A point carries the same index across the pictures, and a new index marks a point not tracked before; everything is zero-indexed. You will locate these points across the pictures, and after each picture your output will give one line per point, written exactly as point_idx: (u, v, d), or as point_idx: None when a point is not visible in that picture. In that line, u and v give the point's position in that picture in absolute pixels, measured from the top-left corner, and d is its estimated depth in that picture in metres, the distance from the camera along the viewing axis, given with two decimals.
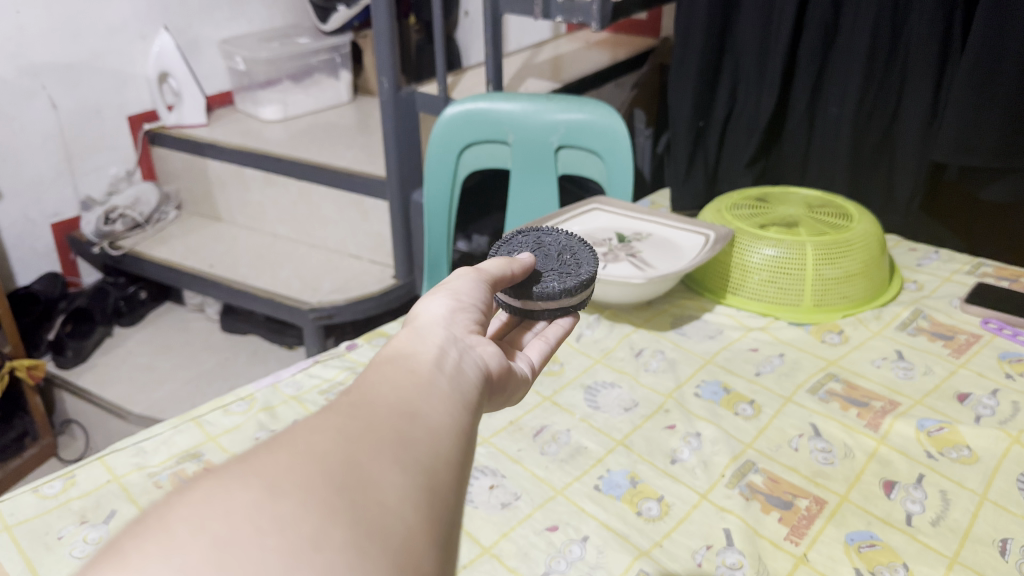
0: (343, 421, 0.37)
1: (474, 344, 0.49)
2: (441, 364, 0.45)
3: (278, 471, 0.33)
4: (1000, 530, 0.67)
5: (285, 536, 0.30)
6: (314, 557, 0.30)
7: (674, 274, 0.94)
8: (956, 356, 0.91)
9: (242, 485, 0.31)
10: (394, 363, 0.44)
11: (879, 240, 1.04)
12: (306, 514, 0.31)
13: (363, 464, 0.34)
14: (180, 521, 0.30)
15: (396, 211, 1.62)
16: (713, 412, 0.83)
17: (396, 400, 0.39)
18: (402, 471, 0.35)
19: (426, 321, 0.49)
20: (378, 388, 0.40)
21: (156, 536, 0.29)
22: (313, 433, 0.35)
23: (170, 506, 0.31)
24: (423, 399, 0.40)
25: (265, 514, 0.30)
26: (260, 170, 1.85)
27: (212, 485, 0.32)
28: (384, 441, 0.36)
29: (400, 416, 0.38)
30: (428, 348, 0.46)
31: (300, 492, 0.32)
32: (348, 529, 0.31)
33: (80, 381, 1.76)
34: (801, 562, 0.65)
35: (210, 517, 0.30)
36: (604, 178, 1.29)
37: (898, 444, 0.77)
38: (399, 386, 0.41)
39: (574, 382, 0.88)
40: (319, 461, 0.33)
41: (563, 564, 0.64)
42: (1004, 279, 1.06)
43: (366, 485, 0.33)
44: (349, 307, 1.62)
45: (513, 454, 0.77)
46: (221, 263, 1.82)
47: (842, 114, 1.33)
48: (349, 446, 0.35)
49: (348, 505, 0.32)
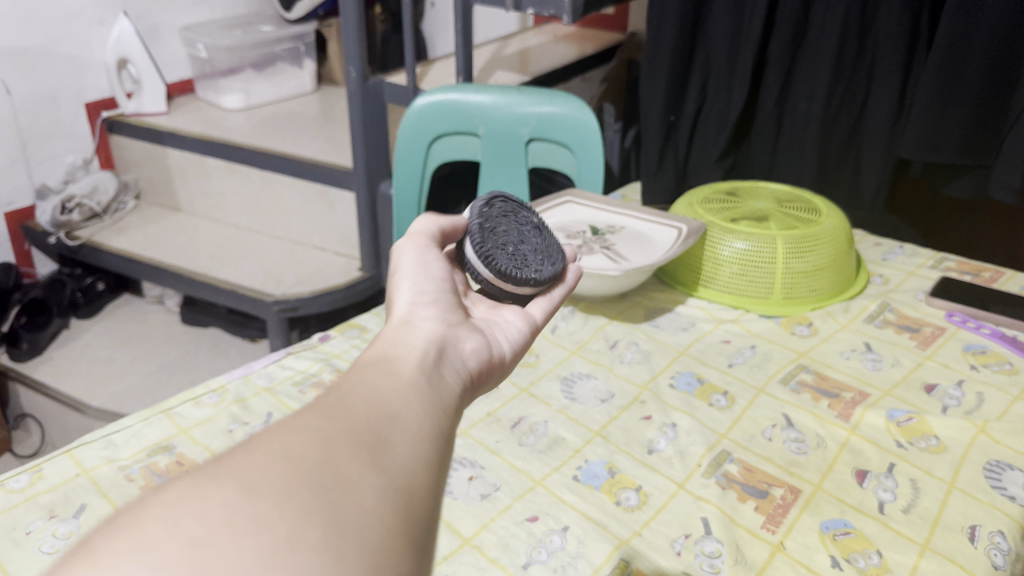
0: (317, 423, 0.36)
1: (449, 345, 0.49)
2: (421, 370, 0.45)
3: (254, 472, 0.32)
4: (969, 517, 0.68)
5: (256, 534, 0.29)
6: (287, 552, 0.29)
7: (648, 266, 0.95)
8: (922, 348, 0.93)
9: (218, 486, 0.31)
10: (373, 370, 0.44)
11: (846, 234, 1.06)
12: (278, 513, 0.30)
13: (340, 465, 0.34)
14: (156, 518, 0.29)
15: (363, 203, 1.60)
16: (688, 403, 0.84)
17: (374, 410, 0.39)
18: (377, 473, 0.35)
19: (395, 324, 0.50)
20: (350, 395, 0.40)
21: (132, 532, 0.28)
22: (290, 433, 0.35)
23: (148, 503, 0.30)
24: (398, 406, 0.40)
25: (241, 513, 0.30)
26: (222, 159, 1.82)
27: (187, 484, 0.31)
28: (362, 444, 0.36)
29: (378, 423, 0.38)
30: (406, 351, 0.46)
31: (274, 490, 0.31)
32: (320, 525, 0.30)
33: (36, 374, 1.71)
34: (777, 550, 0.65)
35: (185, 517, 0.29)
36: (575, 171, 1.30)
37: (869, 434, 0.79)
38: (379, 390, 0.41)
39: (550, 374, 0.88)
40: (294, 460, 0.33)
41: (544, 554, 0.64)
42: (967, 273, 1.09)
43: (343, 484, 0.33)
44: (315, 300, 1.60)
45: (491, 445, 0.77)
46: (181, 253, 1.78)
47: (810, 110, 1.35)
48: (326, 447, 0.34)
49: (324, 506, 0.31)
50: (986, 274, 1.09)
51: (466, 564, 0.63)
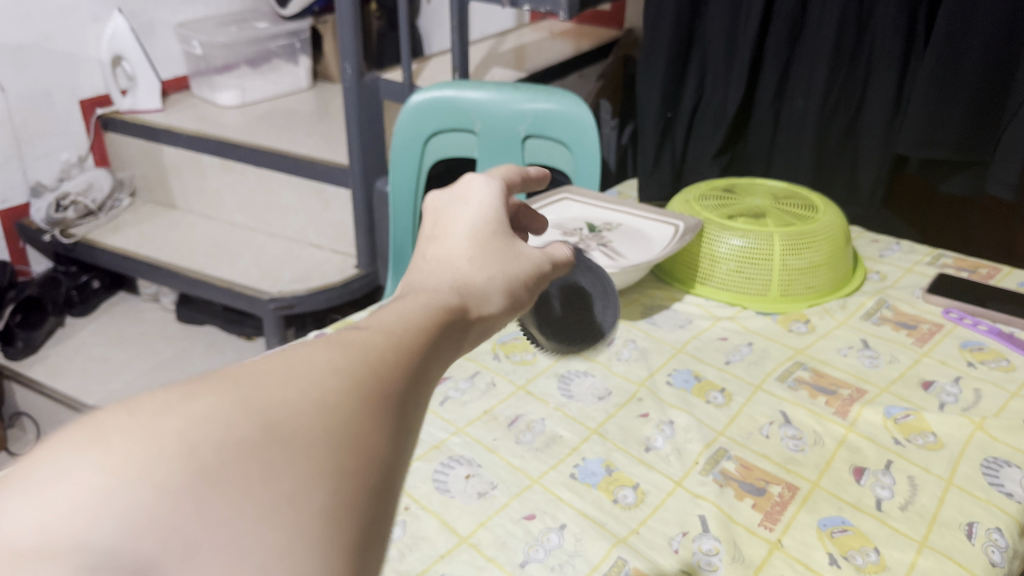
0: (363, 346, 0.32)
1: (528, 269, 0.44)
2: (487, 302, 0.40)
3: (277, 403, 0.28)
4: (966, 514, 0.68)
5: (262, 488, 0.25)
6: (286, 520, 0.25)
7: (645, 263, 0.95)
8: (919, 345, 0.93)
9: (239, 413, 0.27)
10: (439, 287, 0.39)
11: (843, 232, 1.06)
12: (291, 465, 0.26)
13: (362, 411, 0.29)
14: (174, 429, 0.25)
15: (359, 200, 1.60)
16: (685, 400, 0.84)
17: (432, 336, 0.35)
18: (408, 430, 0.30)
19: (473, 222, 0.45)
20: (405, 312, 0.35)
21: (145, 439, 0.25)
22: (320, 360, 0.30)
23: (170, 403, 0.26)
24: (450, 338, 0.36)
25: (258, 456, 0.26)
26: (217, 156, 1.82)
27: (215, 396, 0.27)
28: (403, 386, 0.31)
29: (426, 358, 0.33)
30: (480, 272, 0.41)
31: (296, 432, 0.27)
32: (329, 492, 0.26)
33: (31, 372, 1.71)
34: (775, 548, 0.65)
35: (204, 442, 0.25)
36: (572, 167, 1.30)
37: (866, 431, 0.79)
38: (416, 320, 0.36)
39: (547, 371, 0.88)
40: (329, 393, 0.29)
41: (541, 552, 0.64)
42: (964, 269, 1.09)
43: (368, 437, 0.28)
44: (311, 298, 1.59)
45: (488, 443, 0.77)
46: (177, 251, 1.78)
47: (807, 107, 1.35)
48: (353, 383, 0.30)
49: (337, 463, 0.27)
50: (983, 270, 1.09)
51: (463, 563, 0.63)
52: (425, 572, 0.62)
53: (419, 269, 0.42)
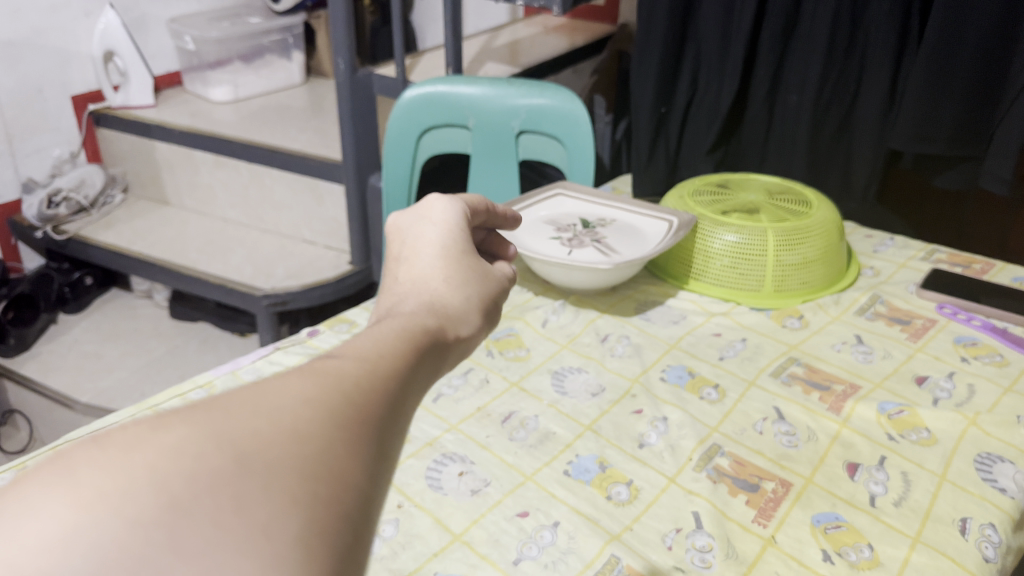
0: (339, 373, 0.32)
1: (498, 290, 0.45)
2: (464, 324, 0.41)
3: (248, 433, 0.27)
4: (959, 510, 0.68)
5: (235, 517, 0.25)
6: (261, 549, 0.25)
7: (639, 259, 0.94)
8: (913, 340, 0.93)
9: (209, 443, 0.26)
10: (415, 309, 0.40)
11: (837, 227, 1.06)
12: (265, 494, 0.26)
13: (338, 432, 0.29)
14: (146, 461, 0.25)
15: (353, 196, 1.59)
16: (679, 396, 0.84)
17: (408, 363, 0.35)
18: (386, 455, 0.30)
19: (441, 241, 0.45)
20: (381, 338, 0.36)
21: (115, 473, 0.25)
22: (294, 388, 0.30)
23: (141, 433, 0.26)
24: (427, 363, 0.36)
25: (229, 485, 0.26)
26: (210, 152, 1.81)
27: (186, 425, 0.27)
28: (380, 412, 0.31)
29: (404, 384, 0.33)
30: (456, 292, 0.42)
31: (270, 461, 0.27)
32: (304, 519, 0.26)
33: (24, 369, 1.70)
34: (768, 544, 0.65)
35: (172, 472, 0.25)
36: (565, 163, 1.29)
37: (859, 426, 0.79)
38: (390, 342, 0.36)
39: (541, 368, 0.88)
40: (305, 421, 0.29)
41: (534, 549, 0.64)
42: (957, 265, 1.09)
43: (344, 462, 0.28)
44: (305, 294, 1.59)
45: (481, 440, 0.77)
46: (170, 247, 1.77)
47: (802, 101, 1.35)
48: (327, 408, 0.30)
49: (311, 487, 0.27)
50: (976, 265, 1.09)
51: (456, 561, 0.63)
52: (419, 569, 0.62)
53: (391, 291, 0.42)
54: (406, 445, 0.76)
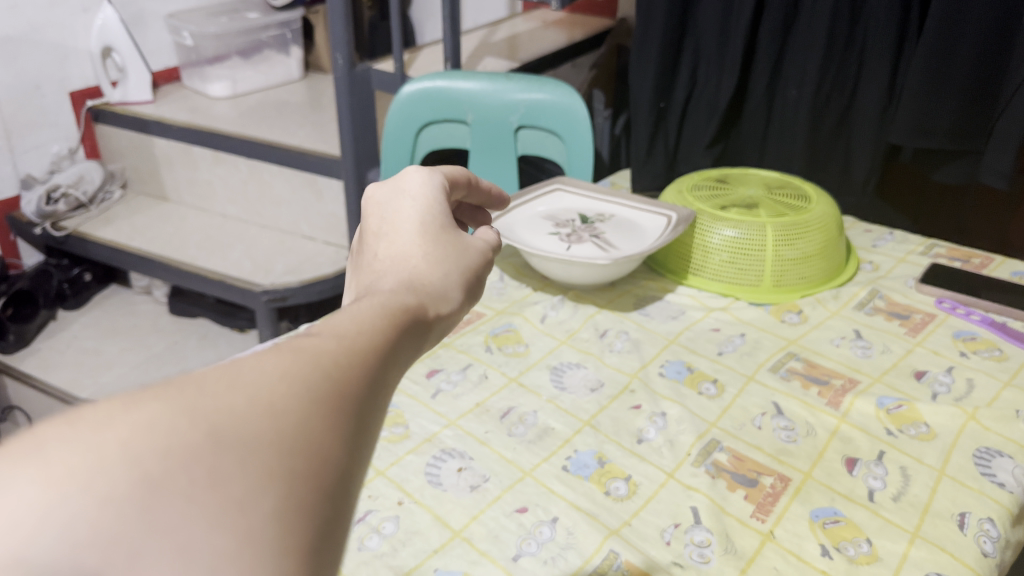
0: (318, 348, 0.31)
1: (479, 263, 0.44)
2: (445, 301, 0.39)
3: (225, 408, 0.27)
4: (958, 505, 0.68)
5: (212, 493, 0.25)
6: (237, 525, 0.25)
7: (638, 255, 0.94)
8: (912, 335, 0.93)
9: (185, 419, 0.26)
10: (394, 287, 0.38)
11: (836, 222, 1.06)
12: (242, 470, 0.25)
13: (316, 408, 0.28)
14: (118, 437, 0.24)
15: (352, 191, 1.59)
16: (678, 391, 0.84)
17: (389, 336, 0.34)
18: (366, 431, 0.29)
19: (420, 215, 0.44)
20: (360, 313, 0.34)
21: (84, 448, 0.24)
22: (273, 363, 0.29)
23: (112, 409, 0.25)
24: (409, 339, 0.35)
25: (206, 462, 0.25)
26: (209, 147, 1.81)
27: (161, 401, 0.26)
28: (361, 387, 0.30)
29: (385, 359, 0.32)
30: (435, 270, 0.41)
31: (247, 436, 0.26)
32: (281, 495, 0.26)
33: (23, 365, 1.70)
34: (767, 539, 0.65)
35: (146, 448, 0.24)
36: (564, 158, 1.29)
37: (858, 421, 0.79)
38: (368, 316, 0.34)
39: (540, 363, 0.88)
40: (283, 397, 0.28)
41: (533, 545, 0.64)
42: (957, 259, 1.09)
43: (324, 439, 0.28)
44: (304, 290, 1.59)
45: (480, 436, 0.77)
46: (169, 243, 1.77)
47: (800, 96, 1.34)
48: (305, 383, 0.29)
49: (288, 464, 0.26)
50: (976, 260, 1.09)
51: (456, 557, 0.63)
52: (419, 567, 0.62)
53: (370, 268, 0.41)
54: (405, 441, 0.76)
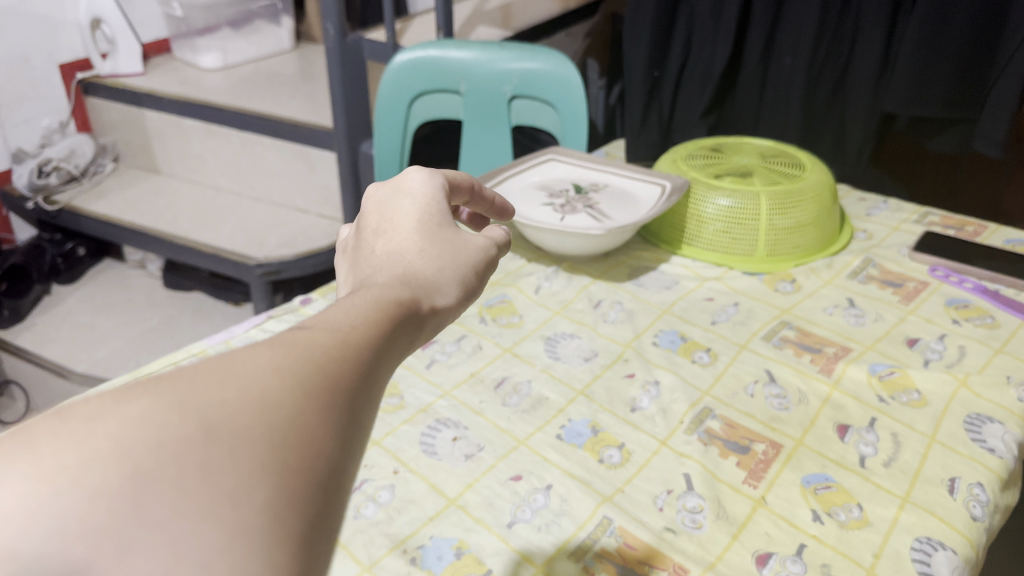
0: (309, 343, 0.31)
1: (479, 258, 0.43)
2: (439, 294, 0.39)
3: (215, 404, 0.28)
4: (948, 470, 0.69)
5: (201, 485, 0.26)
6: (228, 517, 0.26)
7: (632, 224, 0.94)
8: (905, 303, 0.93)
9: (174, 415, 0.27)
10: (389, 281, 0.38)
11: (830, 190, 1.05)
12: (232, 464, 0.27)
13: (307, 403, 0.29)
14: (109, 434, 0.26)
15: (345, 163, 1.58)
16: (671, 360, 0.84)
17: (383, 330, 0.34)
18: (357, 424, 0.30)
19: (418, 213, 0.43)
20: (354, 307, 0.35)
21: (76, 444, 0.25)
22: (265, 359, 0.30)
23: (105, 406, 0.27)
24: (403, 333, 0.35)
25: (197, 455, 0.26)
26: (200, 120, 1.79)
27: (153, 398, 0.27)
28: (353, 381, 0.31)
29: (378, 353, 0.33)
30: (430, 265, 0.40)
31: (237, 431, 0.27)
32: (271, 487, 0.27)
33: (18, 341, 1.70)
34: (759, 505, 0.66)
35: (136, 443, 0.26)
36: (558, 128, 1.29)
37: (851, 388, 0.79)
38: (361, 310, 0.34)
39: (534, 334, 0.88)
40: (273, 392, 0.29)
41: (528, 512, 0.65)
42: (950, 227, 1.09)
43: (315, 433, 0.28)
44: (298, 263, 1.59)
45: (475, 406, 0.77)
46: (162, 216, 1.76)
47: (795, 64, 1.34)
48: (296, 378, 0.29)
49: (277, 457, 0.27)
50: (970, 228, 1.09)
51: (451, 525, 0.63)
52: (414, 534, 0.62)
53: (366, 263, 0.41)
54: (400, 411, 0.76)
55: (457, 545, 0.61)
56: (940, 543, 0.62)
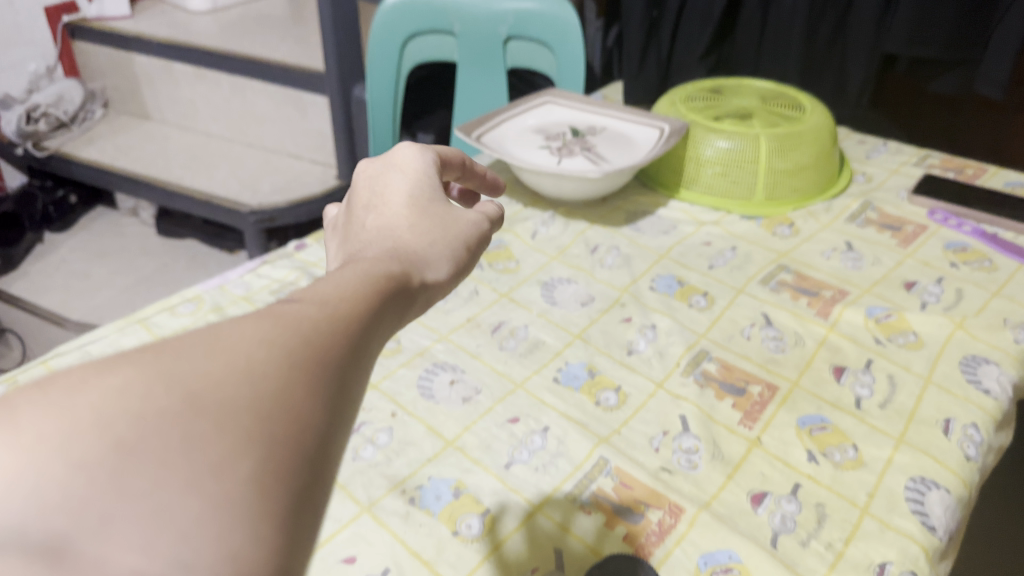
0: (297, 317, 0.30)
1: (469, 234, 0.43)
2: (429, 269, 0.39)
3: (200, 375, 0.26)
4: (943, 411, 0.69)
5: (185, 454, 0.24)
6: (211, 488, 0.24)
7: (630, 168, 0.93)
8: (904, 246, 0.93)
9: (157, 386, 0.25)
10: (379, 254, 0.38)
11: (831, 132, 1.04)
12: (214, 435, 0.25)
13: (293, 376, 0.28)
14: (91, 404, 0.24)
15: (337, 106, 1.57)
16: (668, 304, 0.84)
17: (371, 306, 0.33)
18: (343, 399, 0.29)
19: (409, 189, 0.43)
20: (343, 281, 0.34)
21: (57, 415, 0.24)
22: (251, 332, 0.29)
23: (88, 376, 0.25)
24: (393, 308, 0.35)
25: (180, 425, 0.25)
26: (190, 64, 1.76)
27: (137, 369, 0.26)
28: (341, 354, 0.30)
29: (367, 328, 0.32)
30: (421, 239, 0.40)
31: (221, 402, 0.26)
32: (255, 461, 0.25)
33: (12, 289, 1.69)
34: (754, 445, 0.66)
35: (117, 413, 0.24)
36: (554, 70, 1.28)
37: (847, 331, 0.79)
38: (350, 286, 0.34)
39: (531, 279, 0.88)
40: (259, 364, 0.27)
41: (525, 453, 0.65)
42: (950, 170, 1.08)
43: (301, 406, 0.27)
44: (292, 210, 1.57)
45: (472, 350, 0.77)
46: (154, 163, 1.74)
47: (796, 5, 1.30)
48: (283, 352, 0.28)
49: (264, 428, 0.26)
50: (969, 171, 1.08)
51: (449, 466, 0.64)
52: (413, 475, 0.63)
53: (356, 239, 0.40)
54: (397, 355, 0.76)
55: (455, 486, 0.62)
56: (933, 483, 0.62)
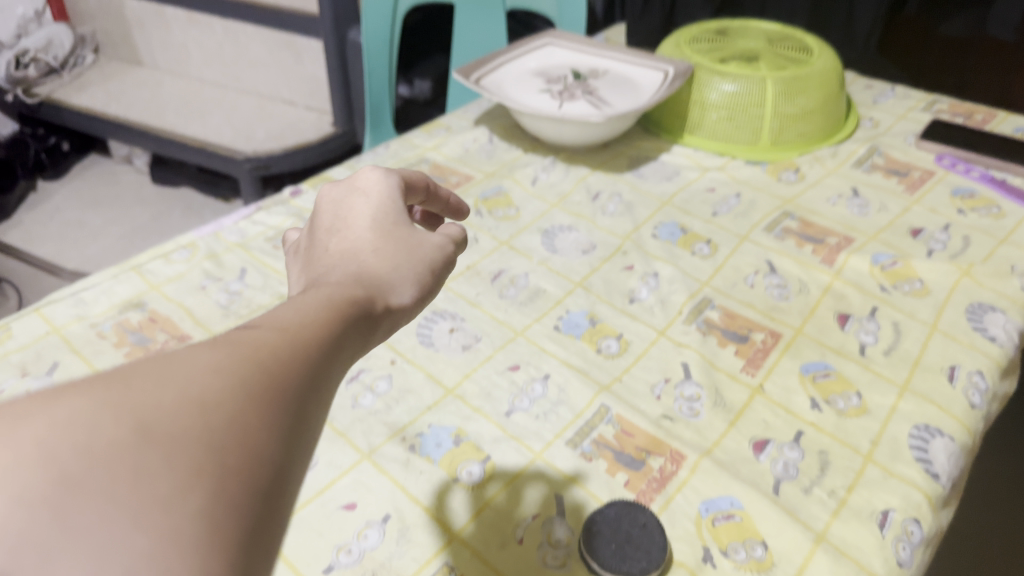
0: (257, 342, 0.29)
1: (441, 246, 0.42)
2: (399, 285, 0.37)
3: (152, 404, 0.25)
4: (948, 358, 0.68)
5: (133, 489, 0.23)
6: (159, 524, 0.22)
7: (632, 112, 0.91)
8: (910, 193, 0.91)
9: (105, 416, 0.24)
10: (345, 274, 0.36)
11: (838, 75, 1.01)
12: (165, 468, 0.23)
13: (250, 403, 0.26)
14: (34, 437, 0.23)
15: (331, 49, 1.53)
16: (671, 252, 0.82)
17: (335, 329, 0.32)
18: (303, 427, 0.27)
19: (379, 204, 0.42)
20: (306, 304, 0.32)
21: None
22: (208, 359, 0.27)
23: (31, 407, 0.24)
24: (359, 330, 0.33)
25: (130, 458, 0.23)
26: (182, 8, 1.71)
27: (84, 399, 0.24)
28: (301, 381, 0.28)
29: (331, 353, 0.31)
30: (391, 253, 0.39)
31: (174, 433, 0.24)
32: (207, 494, 0.24)
33: (7, 239, 1.68)
34: (756, 393, 0.65)
35: (62, 444, 0.23)
36: (555, 12, 1.26)
37: (852, 278, 0.78)
38: (314, 307, 0.32)
39: (531, 227, 0.86)
40: (214, 392, 0.26)
41: (526, 401, 0.64)
42: (958, 115, 1.06)
43: (259, 438, 0.26)
44: (287, 158, 1.55)
45: (471, 298, 0.76)
46: (146, 110, 1.71)
47: None
48: (242, 378, 0.27)
49: (219, 459, 0.24)
50: (978, 116, 1.06)
51: (450, 414, 0.63)
52: (413, 423, 0.62)
53: (321, 258, 0.39)
54: None
55: (455, 433, 0.61)
56: (937, 431, 0.61)
